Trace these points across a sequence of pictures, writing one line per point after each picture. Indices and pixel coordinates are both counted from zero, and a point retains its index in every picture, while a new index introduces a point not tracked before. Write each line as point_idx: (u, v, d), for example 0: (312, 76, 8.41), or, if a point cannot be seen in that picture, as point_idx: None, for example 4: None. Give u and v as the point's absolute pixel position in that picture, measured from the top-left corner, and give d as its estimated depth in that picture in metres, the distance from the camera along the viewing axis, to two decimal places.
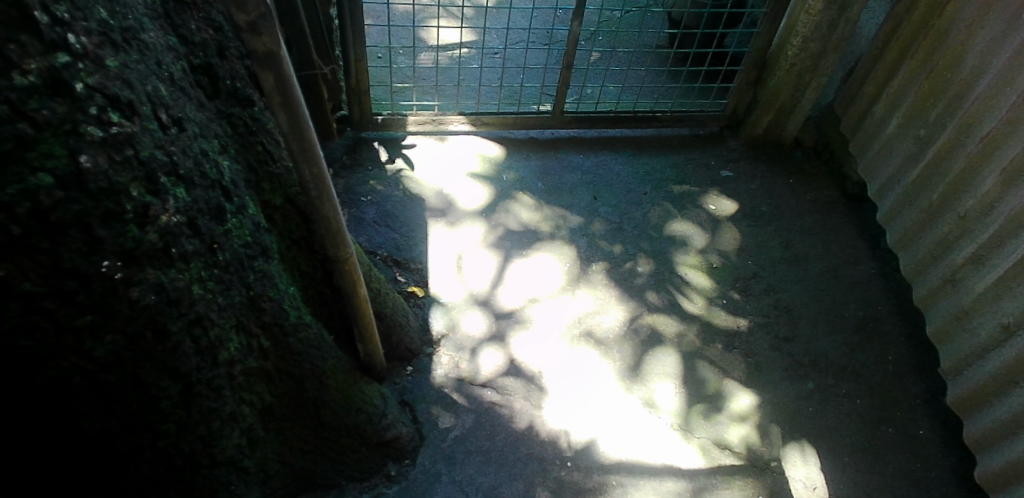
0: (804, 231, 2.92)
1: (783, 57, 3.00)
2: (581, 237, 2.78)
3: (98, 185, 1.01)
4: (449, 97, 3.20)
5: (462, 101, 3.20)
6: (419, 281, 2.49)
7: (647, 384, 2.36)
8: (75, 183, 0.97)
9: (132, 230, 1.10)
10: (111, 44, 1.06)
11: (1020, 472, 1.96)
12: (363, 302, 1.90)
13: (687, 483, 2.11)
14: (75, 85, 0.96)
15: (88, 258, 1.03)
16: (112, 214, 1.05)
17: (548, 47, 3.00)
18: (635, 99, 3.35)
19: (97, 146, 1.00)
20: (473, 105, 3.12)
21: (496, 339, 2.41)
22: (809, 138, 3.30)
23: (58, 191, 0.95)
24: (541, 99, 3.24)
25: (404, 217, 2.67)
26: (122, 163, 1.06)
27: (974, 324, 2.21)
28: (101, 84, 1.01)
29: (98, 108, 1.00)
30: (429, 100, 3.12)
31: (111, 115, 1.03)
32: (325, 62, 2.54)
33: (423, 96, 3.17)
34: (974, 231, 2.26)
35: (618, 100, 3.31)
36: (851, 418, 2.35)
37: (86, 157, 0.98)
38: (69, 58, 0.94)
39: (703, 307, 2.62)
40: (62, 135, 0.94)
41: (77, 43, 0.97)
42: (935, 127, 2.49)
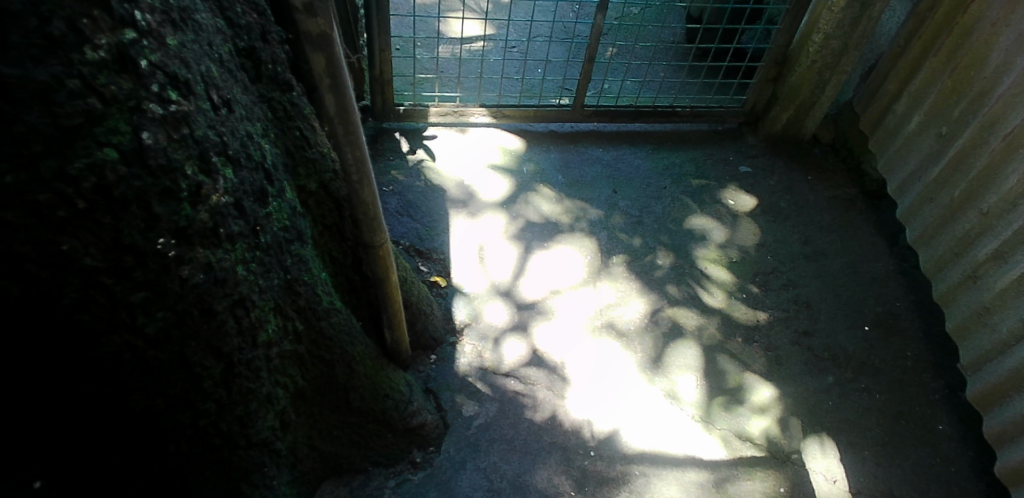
0: (822, 227, 2.94)
1: (803, 54, 3.01)
2: (602, 229, 2.79)
3: (157, 162, 1.02)
4: (469, 89, 3.20)
5: (482, 94, 3.21)
6: (442, 271, 2.50)
7: (669, 375, 2.38)
8: (137, 159, 0.98)
9: (185, 209, 1.11)
10: (171, 24, 1.07)
11: None
12: (393, 289, 1.91)
13: (710, 474, 2.14)
14: (140, 62, 0.97)
15: (145, 235, 1.04)
16: (168, 191, 1.06)
17: (569, 40, 3.01)
18: (655, 94, 3.36)
19: (158, 123, 1.01)
20: (494, 98, 3.12)
21: (519, 329, 2.43)
22: (827, 135, 3.31)
23: (122, 167, 0.96)
24: (561, 93, 3.24)
25: (426, 208, 2.68)
26: (179, 141, 1.07)
27: (995, 319, 2.24)
28: (162, 61, 1.03)
29: (159, 85, 1.01)
30: (450, 92, 3.13)
31: (170, 94, 1.04)
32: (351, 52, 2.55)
33: (444, 88, 3.17)
34: (996, 228, 2.28)
35: (637, 94, 3.32)
36: (871, 412, 2.39)
37: (148, 134, 0.99)
38: (135, 35, 0.96)
39: (723, 300, 2.63)
40: (127, 111, 0.95)
41: (143, 20, 0.98)
42: (958, 125, 2.51)
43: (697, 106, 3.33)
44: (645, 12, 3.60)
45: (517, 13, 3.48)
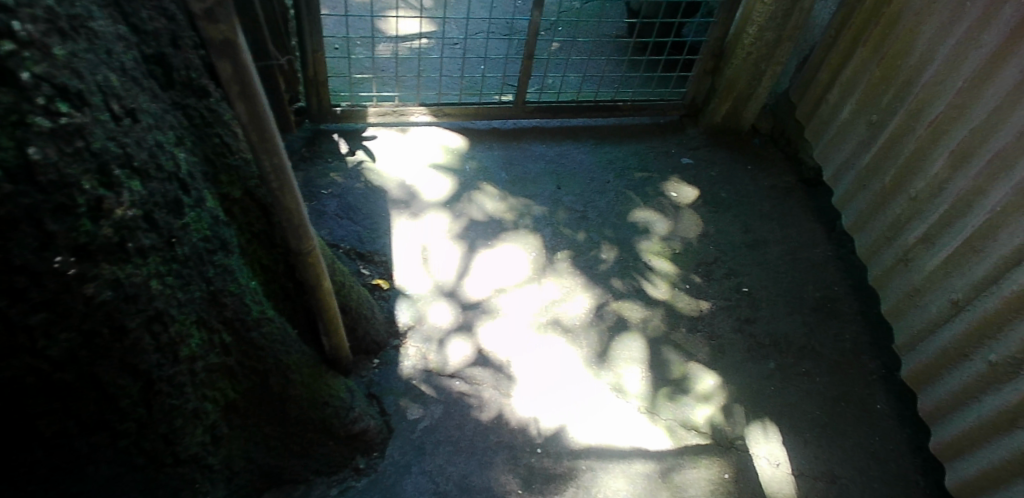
0: (763, 216, 3.00)
1: (739, 46, 3.06)
2: (546, 226, 2.78)
3: (48, 178, 0.97)
4: (409, 88, 3.16)
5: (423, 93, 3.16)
6: (384, 273, 2.46)
7: (615, 369, 2.40)
8: (25, 175, 0.94)
9: (85, 225, 1.06)
10: (58, 32, 1.01)
11: (973, 439, 2.11)
12: (327, 296, 1.85)
13: (656, 464, 2.18)
14: (21, 73, 0.91)
15: (40, 254, 0.99)
16: (63, 207, 1.01)
17: (509, 37, 2.99)
18: (597, 88, 3.36)
19: (45, 138, 0.96)
20: (434, 96, 3.09)
21: (464, 329, 2.41)
22: (765, 125, 3.39)
23: (6, 184, 0.91)
24: (502, 90, 3.24)
25: (367, 210, 2.63)
26: (72, 154, 1.02)
27: (927, 299, 2.34)
28: (49, 73, 0.97)
29: (45, 98, 0.95)
30: (389, 92, 3.08)
31: (59, 106, 0.99)
32: (280, 53, 2.48)
33: (383, 88, 3.12)
34: (924, 213, 2.38)
35: (579, 89, 3.31)
36: (811, 395, 2.45)
37: (35, 149, 0.94)
38: (14, 46, 0.90)
39: (667, 291, 2.66)
40: (8, 126, 0.90)
41: (23, 30, 0.92)
42: (886, 113, 2.58)
43: (639, 99, 3.36)
44: (585, 6, 3.61)
45: (456, 10, 3.44)
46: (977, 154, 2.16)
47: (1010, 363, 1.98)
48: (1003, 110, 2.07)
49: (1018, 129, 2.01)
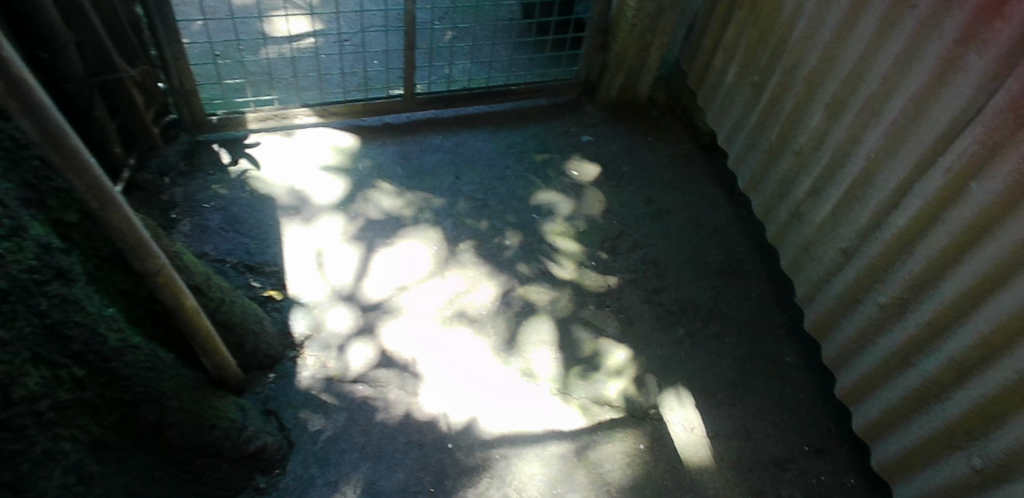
0: (664, 186, 3.03)
1: (622, 20, 3.06)
2: (447, 218, 2.74)
3: None
4: (288, 90, 3.04)
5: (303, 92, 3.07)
6: (277, 283, 2.42)
7: (524, 354, 2.39)
8: None
9: None
10: None
11: (872, 382, 2.17)
12: (195, 314, 1.79)
13: (570, 444, 2.18)
14: None
15: None
16: None
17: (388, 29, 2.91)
18: (489, 73, 3.32)
19: None
20: (317, 95, 3.00)
21: (365, 332, 2.36)
22: (661, 96, 3.44)
23: None
24: (389, 84, 3.16)
25: (254, 220, 2.58)
26: None
27: (819, 251, 2.38)
28: None
29: None
30: (267, 93, 2.98)
31: None
32: (131, 64, 2.43)
33: (260, 91, 3.00)
34: (809, 166, 2.41)
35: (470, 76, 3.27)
36: (722, 357, 2.49)
37: None
38: None
39: (573, 271, 2.66)
40: None
41: None
42: (766, 72, 2.63)
43: (532, 81, 3.33)
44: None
45: (343, 6, 3.35)
46: (848, 104, 2.20)
47: (897, 304, 2.03)
48: (866, 60, 2.11)
49: (881, 77, 2.05)
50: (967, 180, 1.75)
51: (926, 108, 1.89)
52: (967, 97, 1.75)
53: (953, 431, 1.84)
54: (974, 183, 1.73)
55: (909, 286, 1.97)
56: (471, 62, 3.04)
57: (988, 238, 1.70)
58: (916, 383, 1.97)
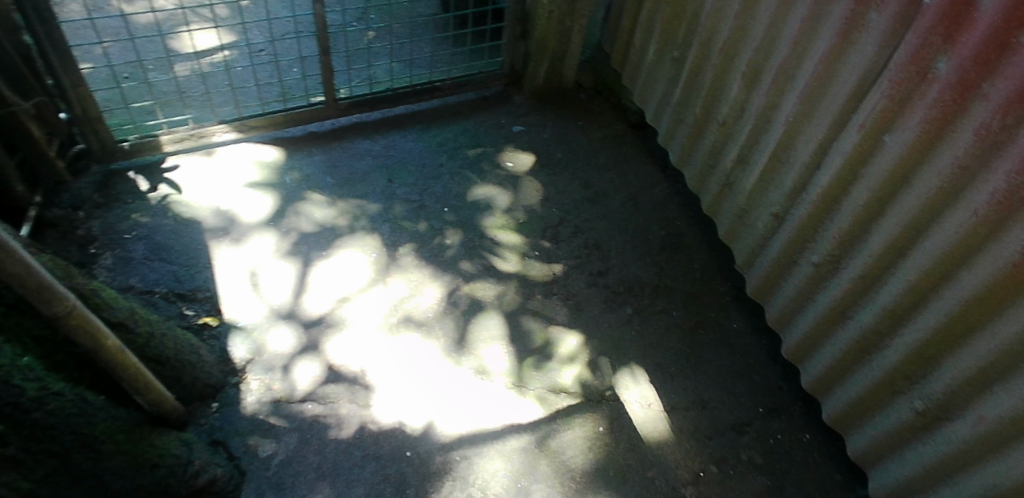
0: (599, 169, 3.05)
1: (539, 6, 3.05)
2: (383, 223, 2.68)
3: None
4: (202, 107, 2.91)
5: (220, 108, 2.94)
6: (212, 309, 2.32)
7: (475, 352, 2.36)
8: None
9: None
10: None
11: (815, 338, 2.23)
12: (118, 352, 1.68)
13: (530, 436, 2.18)
14: None
15: None
16: None
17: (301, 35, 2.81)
18: (413, 71, 3.26)
19: None
20: (234, 110, 2.90)
21: (309, 349, 2.29)
22: (587, 79, 3.48)
23: None
24: (309, 91, 3.07)
25: (180, 246, 2.47)
26: None
27: (752, 218, 2.43)
28: None
29: None
30: (181, 113, 2.85)
31: None
32: (24, 97, 2.30)
33: (172, 112, 2.86)
34: (734, 136, 2.46)
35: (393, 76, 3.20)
36: (671, 331, 2.52)
37: None
38: None
39: (517, 263, 2.64)
40: None
41: None
42: (684, 47, 2.66)
43: (457, 76, 3.29)
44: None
45: (254, 15, 3.23)
46: (764, 71, 2.23)
47: (829, 261, 2.09)
48: (776, 25, 2.14)
49: (791, 41, 2.07)
50: (880, 134, 1.79)
51: (836, 68, 1.91)
52: (871, 54, 1.77)
53: (894, 377, 1.92)
54: (887, 136, 1.77)
55: (839, 242, 2.03)
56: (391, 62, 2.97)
57: (906, 189, 1.76)
58: (855, 336, 2.04)
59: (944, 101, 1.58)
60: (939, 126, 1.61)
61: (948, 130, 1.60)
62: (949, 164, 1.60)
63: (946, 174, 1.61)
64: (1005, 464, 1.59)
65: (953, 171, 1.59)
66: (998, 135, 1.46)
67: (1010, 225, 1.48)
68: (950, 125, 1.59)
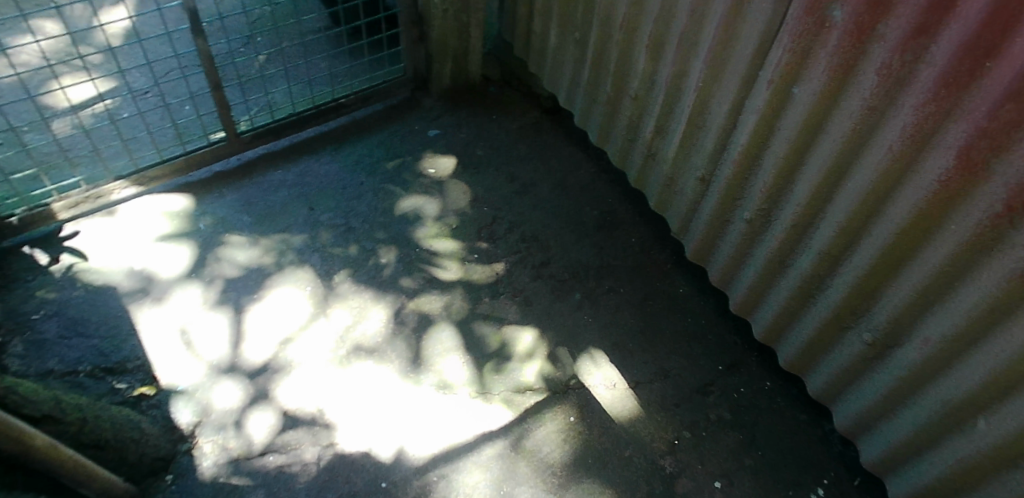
0: (522, 160, 3.02)
1: (432, 7, 2.92)
2: (312, 253, 2.57)
3: None
4: (93, 164, 2.69)
5: (113, 163, 2.73)
6: (145, 377, 2.16)
7: (433, 367, 2.30)
8: None
9: None
10: None
11: (760, 290, 2.27)
12: (50, 447, 1.54)
13: (503, 441, 2.14)
14: None
15: None
16: None
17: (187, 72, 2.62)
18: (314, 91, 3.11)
19: None
20: (129, 162, 2.69)
21: (259, 399, 2.17)
22: (494, 72, 3.42)
23: None
24: (207, 130, 2.88)
25: (97, 317, 2.29)
26: None
27: (680, 184, 2.45)
28: None
29: None
30: (71, 174, 2.62)
31: None
32: None
33: (59, 175, 2.63)
34: (649, 107, 2.45)
35: (292, 100, 3.02)
36: (623, 307, 2.53)
37: None
38: None
39: (458, 269, 2.58)
40: None
41: None
42: (585, 27, 2.63)
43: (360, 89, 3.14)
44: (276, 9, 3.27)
45: (132, 57, 2.99)
46: (666, 40, 2.23)
47: (761, 214, 2.12)
48: None
49: (688, 8, 2.06)
50: (789, 86, 1.81)
51: (737, 29, 1.92)
52: (768, 10, 1.78)
53: (841, 314, 1.98)
54: (796, 88, 1.79)
55: (767, 195, 2.06)
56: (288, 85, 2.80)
57: (821, 136, 1.78)
58: (797, 282, 2.08)
59: (844, 47, 1.59)
60: (844, 72, 1.63)
61: (852, 74, 1.62)
62: (858, 107, 1.62)
63: (857, 116, 1.64)
64: (956, 380, 1.66)
65: (864, 112, 1.62)
66: (901, 72, 1.49)
67: (925, 156, 1.52)
68: (853, 69, 1.61)
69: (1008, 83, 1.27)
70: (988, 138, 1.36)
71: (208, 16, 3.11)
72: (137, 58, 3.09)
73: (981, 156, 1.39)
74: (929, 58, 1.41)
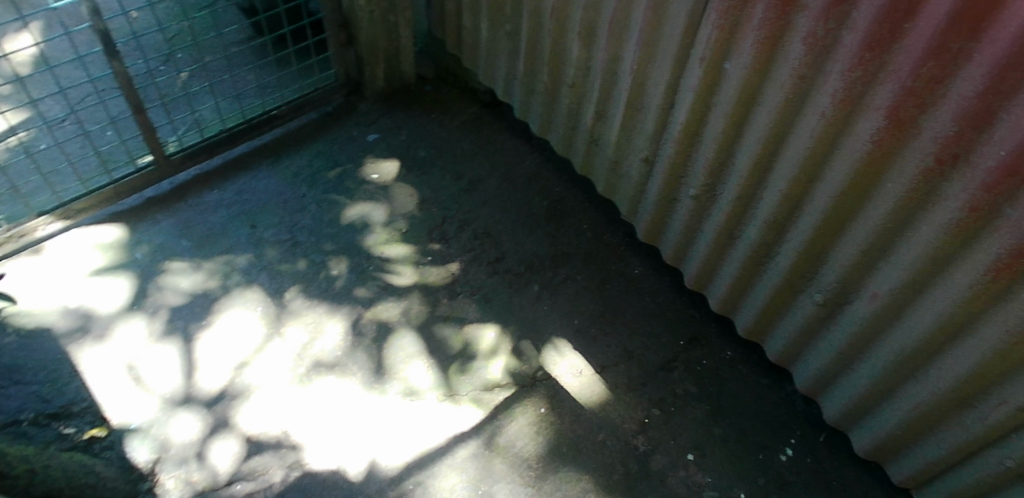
0: (467, 156, 2.99)
1: (357, 9, 2.84)
2: (259, 272, 2.48)
3: None
4: (13, 201, 2.54)
5: (35, 198, 2.57)
6: (95, 419, 2.06)
7: (398, 375, 2.26)
8: None
9: None
10: None
11: (712, 264, 2.31)
12: None
13: (476, 440, 2.12)
14: None
15: None
16: None
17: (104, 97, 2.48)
18: (243, 105, 2.99)
19: None
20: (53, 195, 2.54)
21: (219, 428, 2.09)
22: (428, 70, 3.37)
23: None
24: (133, 154, 2.74)
25: (34, 362, 2.16)
26: None
27: (626, 167, 2.46)
28: None
29: None
30: None
31: None
32: None
33: None
34: (587, 94, 2.45)
35: (221, 116, 2.90)
36: (582, 294, 2.54)
37: None
38: None
39: (414, 273, 2.54)
40: None
41: None
42: (514, 19, 2.61)
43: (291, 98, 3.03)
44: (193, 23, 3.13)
45: (42, 85, 2.83)
46: (597, 25, 2.22)
47: (706, 190, 2.15)
48: None
49: None
50: (720, 62, 1.83)
51: (662, 10, 1.93)
52: None
53: (792, 279, 2.03)
54: (728, 63, 1.81)
55: (710, 170, 2.09)
56: (215, 100, 2.69)
57: (757, 107, 1.81)
58: (747, 251, 2.13)
59: (770, 20, 1.61)
60: (772, 43, 1.66)
61: (780, 45, 1.64)
62: (789, 77, 1.65)
63: (789, 86, 1.66)
64: (908, 329, 1.72)
65: (795, 81, 1.64)
66: (825, 39, 1.51)
67: (856, 118, 1.55)
68: (781, 40, 1.63)
69: (926, 43, 1.30)
70: (914, 97, 1.40)
71: (119, 36, 2.96)
72: (48, 86, 2.92)
73: (909, 114, 1.43)
74: (851, 23, 1.42)
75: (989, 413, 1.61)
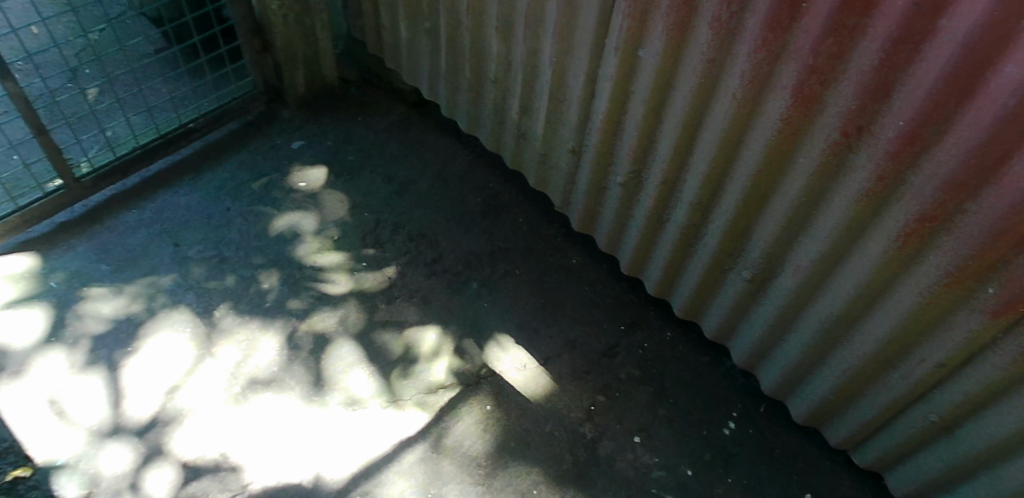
0: (396, 158, 2.97)
1: (271, 14, 2.78)
2: (186, 292, 2.40)
3: None
4: None
5: None
6: (17, 459, 1.96)
7: (338, 385, 2.22)
8: None
9: None
10: None
11: (644, 248, 2.36)
12: None
13: (423, 444, 2.11)
14: None
15: None
16: None
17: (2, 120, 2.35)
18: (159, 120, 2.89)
19: None
20: None
21: (153, 456, 2.01)
22: (352, 73, 3.32)
23: None
24: (42, 179, 2.61)
25: None
26: None
27: (555, 159, 2.48)
28: None
29: None
30: None
31: None
32: None
33: None
34: (510, 88, 2.47)
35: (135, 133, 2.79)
36: (523, 288, 2.55)
37: None
38: None
39: (349, 281, 2.51)
40: None
41: None
42: (432, 17, 2.60)
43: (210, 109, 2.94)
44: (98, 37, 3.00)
45: None
46: (513, 20, 2.24)
47: (632, 176, 2.19)
48: None
49: None
50: (634, 50, 1.87)
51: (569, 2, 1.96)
52: None
53: (721, 257, 2.09)
54: (641, 51, 1.85)
55: (634, 157, 2.13)
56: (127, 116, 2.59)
57: (672, 92, 1.86)
58: (676, 234, 2.18)
59: (676, 6, 1.65)
60: (680, 29, 1.70)
61: (688, 31, 1.69)
62: (700, 61, 1.69)
63: (701, 70, 1.71)
64: (831, 297, 1.79)
65: (705, 65, 1.69)
66: (730, 23, 1.55)
67: (765, 98, 1.60)
68: (688, 26, 1.67)
69: (823, 21, 1.35)
70: (817, 74, 1.45)
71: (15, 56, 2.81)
72: None
73: (814, 91, 1.48)
74: (753, 7, 1.47)
75: (913, 368, 1.69)
